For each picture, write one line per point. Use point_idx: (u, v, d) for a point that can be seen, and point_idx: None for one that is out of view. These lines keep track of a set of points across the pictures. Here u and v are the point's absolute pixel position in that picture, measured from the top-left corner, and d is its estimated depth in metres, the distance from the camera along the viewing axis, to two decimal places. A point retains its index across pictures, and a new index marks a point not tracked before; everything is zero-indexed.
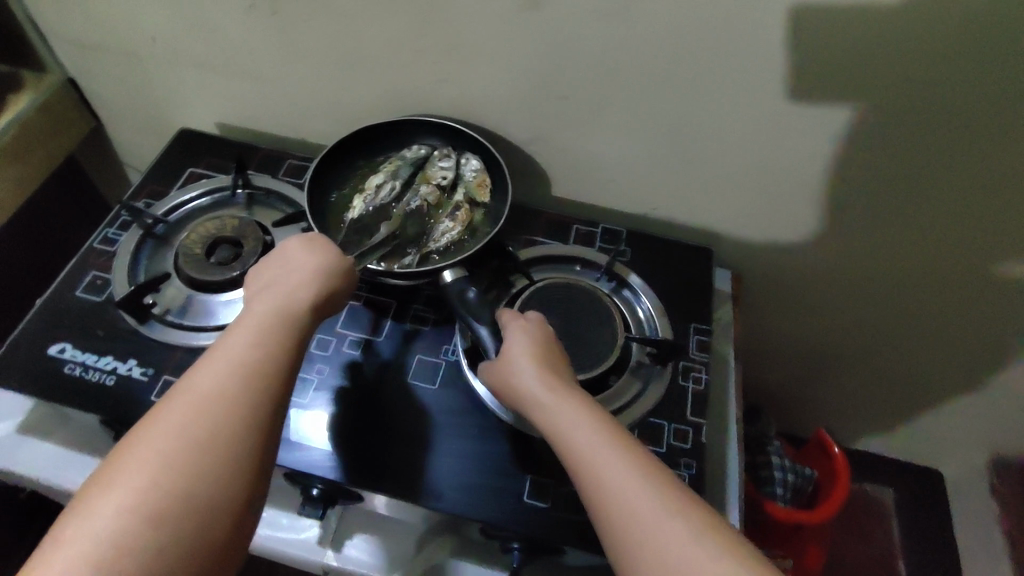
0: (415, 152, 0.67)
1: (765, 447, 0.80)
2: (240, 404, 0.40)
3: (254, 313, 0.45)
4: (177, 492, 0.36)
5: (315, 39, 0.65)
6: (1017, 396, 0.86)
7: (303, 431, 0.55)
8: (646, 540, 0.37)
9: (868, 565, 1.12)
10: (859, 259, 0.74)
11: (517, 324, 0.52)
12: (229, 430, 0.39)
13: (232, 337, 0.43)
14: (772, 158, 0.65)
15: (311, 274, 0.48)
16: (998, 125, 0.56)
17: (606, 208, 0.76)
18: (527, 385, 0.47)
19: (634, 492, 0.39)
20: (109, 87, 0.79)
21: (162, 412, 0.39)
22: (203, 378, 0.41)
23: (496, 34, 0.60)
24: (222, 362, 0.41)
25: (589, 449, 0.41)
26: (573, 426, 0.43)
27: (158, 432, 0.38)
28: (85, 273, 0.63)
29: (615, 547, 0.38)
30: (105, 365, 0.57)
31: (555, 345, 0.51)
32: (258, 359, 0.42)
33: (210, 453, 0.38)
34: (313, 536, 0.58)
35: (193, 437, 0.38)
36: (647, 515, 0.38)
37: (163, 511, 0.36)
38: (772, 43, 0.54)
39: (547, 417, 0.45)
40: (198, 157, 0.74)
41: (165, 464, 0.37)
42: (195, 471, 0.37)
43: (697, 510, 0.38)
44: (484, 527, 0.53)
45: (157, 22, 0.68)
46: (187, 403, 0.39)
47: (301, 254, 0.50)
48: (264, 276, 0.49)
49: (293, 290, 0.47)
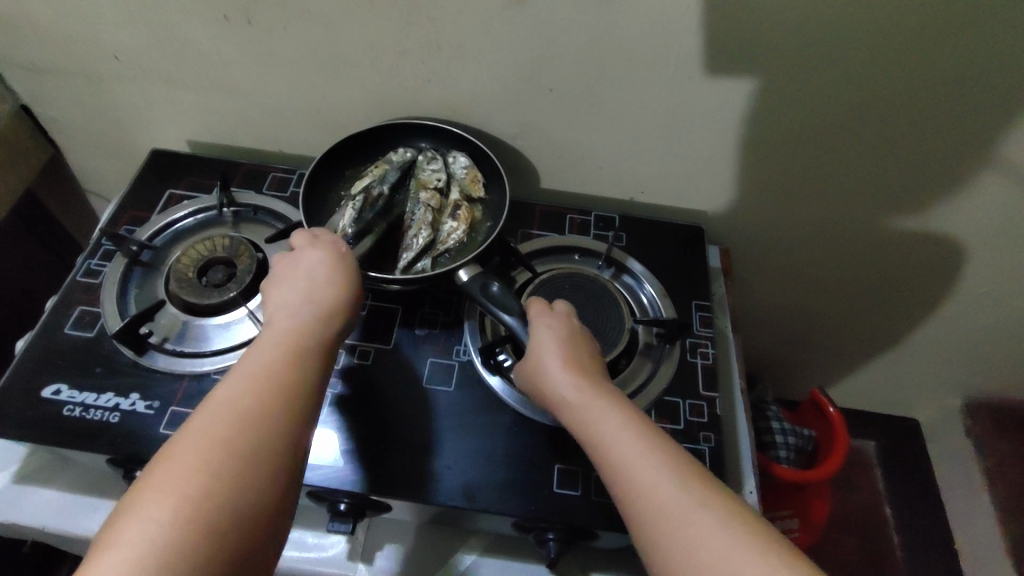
0: (401, 155, 0.67)
1: (765, 412, 0.82)
2: (276, 420, 0.40)
3: (282, 327, 0.46)
4: (220, 504, 0.36)
5: (294, 47, 0.63)
6: (984, 339, 0.92)
7: (325, 441, 0.54)
8: (681, 527, 0.38)
9: (858, 514, 1.19)
10: (836, 228, 0.78)
11: (545, 319, 0.53)
12: (266, 446, 0.39)
13: (262, 352, 0.44)
14: (755, 137, 0.66)
15: (335, 289, 0.49)
16: (968, 91, 0.58)
17: (594, 196, 0.77)
18: (559, 383, 0.48)
19: (668, 487, 0.40)
20: (69, 112, 0.75)
21: (193, 426, 0.39)
22: (238, 392, 0.41)
23: (480, 31, 0.59)
24: (251, 379, 0.42)
25: (622, 446, 0.42)
26: (607, 420, 0.44)
27: (195, 445, 0.38)
28: (72, 308, 0.61)
29: (652, 540, 0.39)
30: (107, 403, 0.55)
31: (582, 340, 0.52)
32: (292, 377, 0.42)
33: (253, 465, 0.38)
34: (341, 551, 0.56)
35: (234, 450, 0.38)
36: (680, 509, 0.39)
37: (202, 518, 0.35)
38: (754, 26, 0.55)
39: (579, 413, 0.46)
40: (176, 178, 0.71)
41: (208, 475, 0.37)
42: (237, 483, 0.37)
43: (728, 503, 0.39)
44: (516, 522, 0.53)
45: (122, 38, 0.65)
46: (224, 415, 0.39)
47: (319, 266, 0.51)
48: (277, 292, 0.49)
49: (317, 305, 0.48)
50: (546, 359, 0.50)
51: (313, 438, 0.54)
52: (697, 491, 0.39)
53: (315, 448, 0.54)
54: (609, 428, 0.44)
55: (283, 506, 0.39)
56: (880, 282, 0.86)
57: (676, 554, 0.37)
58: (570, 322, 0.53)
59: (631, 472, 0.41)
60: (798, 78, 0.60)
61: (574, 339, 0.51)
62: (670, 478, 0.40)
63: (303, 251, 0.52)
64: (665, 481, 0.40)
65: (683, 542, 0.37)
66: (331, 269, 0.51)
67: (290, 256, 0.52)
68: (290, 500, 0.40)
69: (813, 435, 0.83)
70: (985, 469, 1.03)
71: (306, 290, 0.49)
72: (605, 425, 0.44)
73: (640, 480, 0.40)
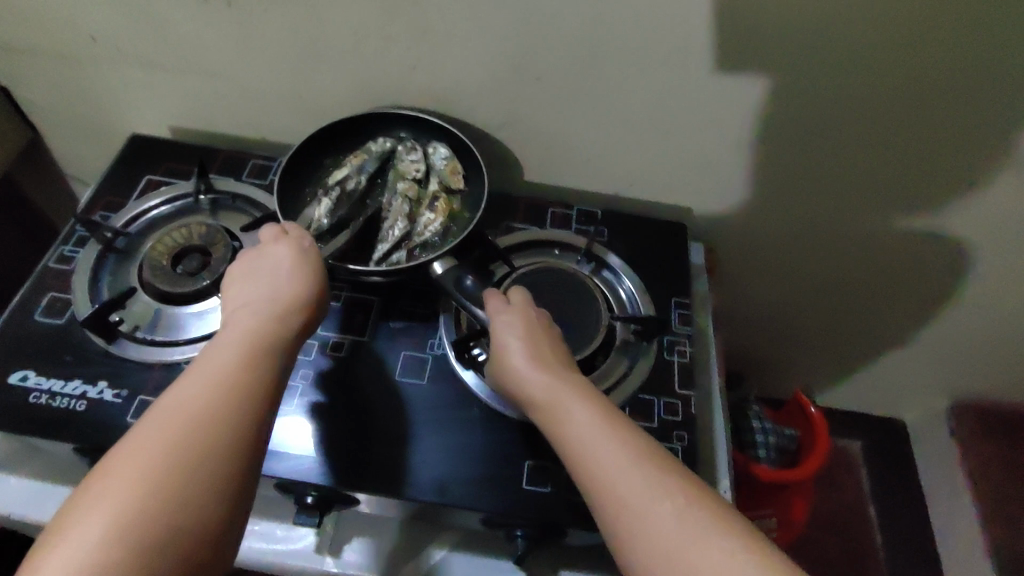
0: (381, 145, 0.66)
1: (747, 412, 0.82)
2: (225, 426, 0.40)
3: (240, 326, 0.45)
4: (165, 515, 0.36)
5: (275, 32, 0.62)
6: (971, 341, 0.91)
7: (300, 432, 0.54)
8: (638, 517, 0.40)
9: (839, 515, 1.16)
10: (822, 226, 0.77)
11: (505, 310, 0.52)
12: (214, 452, 0.39)
13: (218, 353, 0.43)
14: (740, 133, 0.65)
15: (297, 286, 0.49)
16: (955, 90, 0.57)
17: (578, 190, 0.76)
18: (520, 377, 0.48)
19: (626, 478, 0.41)
20: (47, 93, 0.74)
21: (141, 433, 0.39)
22: (188, 398, 0.41)
23: (462, 18, 0.58)
24: (202, 383, 0.41)
25: (582, 440, 0.43)
26: (568, 413, 0.45)
27: (140, 454, 0.38)
28: (42, 295, 0.60)
29: (612, 528, 0.41)
30: (75, 391, 0.54)
31: (544, 329, 0.52)
32: (245, 379, 0.42)
33: (202, 474, 0.38)
34: (309, 544, 0.56)
35: (180, 460, 0.38)
36: (638, 499, 0.40)
37: (144, 531, 0.35)
38: (739, 17, 0.54)
39: (542, 407, 0.47)
40: (154, 163, 0.70)
41: (152, 487, 0.37)
42: (181, 493, 0.37)
43: (685, 487, 0.41)
44: (483, 517, 0.53)
45: (101, 18, 0.64)
46: (173, 422, 0.39)
47: (283, 262, 0.50)
48: (238, 290, 0.49)
49: (279, 302, 0.47)
50: (507, 352, 0.50)
51: (291, 426, 0.54)
52: (655, 479, 0.41)
53: (291, 437, 0.54)
54: (570, 422, 0.45)
55: (237, 508, 0.39)
56: (867, 282, 0.85)
57: (639, 549, 0.39)
58: (531, 311, 0.53)
59: (594, 464, 0.42)
60: (786, 71, 0.59)
61: (535, 330, 0.51)
62: (628, 469, 0.41)
63: (268, 246, 0.51)
64: (623, 473, 0.41)
65: (644, 539, 0.39)
66: (294, 264, 0.50)
67: (254, 251, 0.51)
68: (244, 502, 0.40)
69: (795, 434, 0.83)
70: (969, 470, 1.03)
71: (268, 287, 0.48)
72: (570, 422, 0.45)
73: (600, 472, 0.42)
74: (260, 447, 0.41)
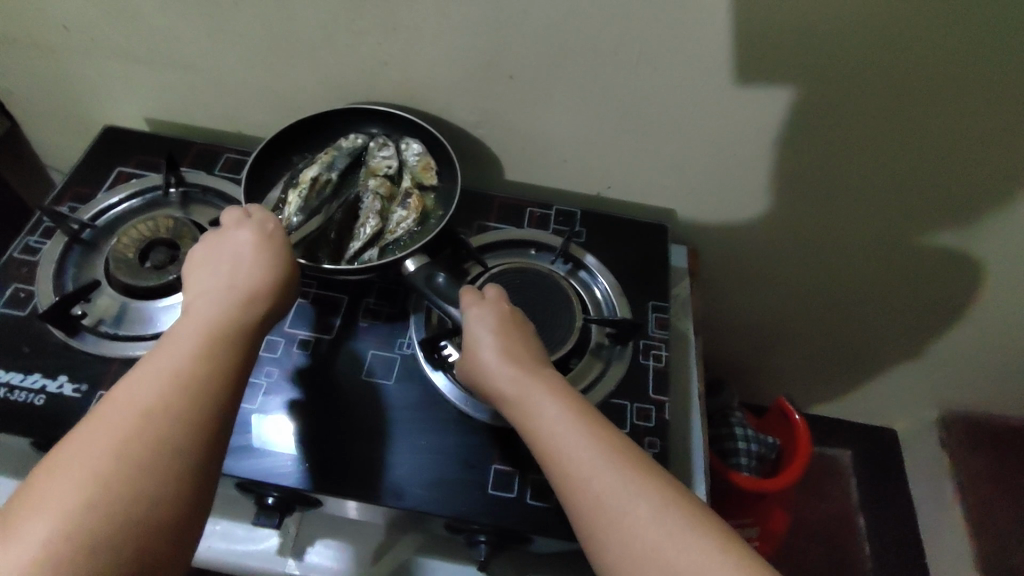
0: (351, 141, 0.64)
1: (729, 419, 0.81)
2: (182, 420, 0.38)
3: (199, 315, 0.44)
4: (118, 514, 0.35)
5: (246, 25, 0.61)
6: (961, 352, 0.89)
7: (283, 429, 0.53)
8: (612, 517, 0.38)
9: (825, 524, 1.14)
10: (809, 233, 0.75)
11: (476, 307, 0.51)
12: (171, 447, 0.37)
13: (175, 344, 0.42)
14: (720, 137, 0.64)
15: (261, 273, 0.48)
16: (939, 97, 0.56)
17: (559, 190, 0.75)
18: (493, 376, 0.47)
19: (599, 478, 0.40)
20: (22, 83, 0.73)
21: (95, 427, 0.38)
22: (143, 392, 0.39)
23: (434, 14, 0.57)
24: (160, 374, 0.40)
25: (554, 439, 0.42)
26: (539, 412, 0.44)
27: (95, 448, 0.37)
28: (5, 286, 0.59)
29: (586, 531, 0.39)
30: (33, 384, 0.53)
31: (517, 323, 0.51)
32: (202, 370, 0.41)
33: (158, 470, 0.37)
34: (272, 546, 0.55)
35: (133, 457, 0.37)
36: (611, 499, 0.39)
37: (99, 526, 0.34)
38: (715, 20, 0.53)
39: (514, 406, 0.45)
40: (126, 155, 0.69)
41: (103, 486, 0.35)
42: (139, 487, 0.36)
43: (659, 486, 0.40)
44: (447, 522, 0.51)
45: (71, 9, 0.63)
46: (126, 418, 0.38)
47: (247, 249, 0.49)
48: (197, 277, 0.47)
49: (241, 290, 0.46)
50: (479, 351, 0.48)
51: (280, 421, 0.53)
52: (629, 477, 0.40)
53: (287, 433, 0.53)
54: (542, 422, 0.43)
55: (198, 500, 0.38)
56: (855, 290, 0.83)
57: (610, 545, 0.38)
58: (503, 304, 0.52)
59: (566, 465, 0.41)
60: (768, 74, 0.57)
61: (506, 325, 0.50)
62: (600, 468, 0.40)
63: (231, 232, 0.50)
64: (595, 472, 0.40)
65: (616, 536, 0.38)
66: (258, 252, 0.49)
67: (216, 238, 0.50)
68: (206, 493, 0.39)
69: (777, 443, 0.81)
70: (959, 481, 1.02)
71: (230, 274, 0.47)
72: (542, 416, 0.43)
73: (572, 472, 0.40)
74: (223, 437, 0.40)
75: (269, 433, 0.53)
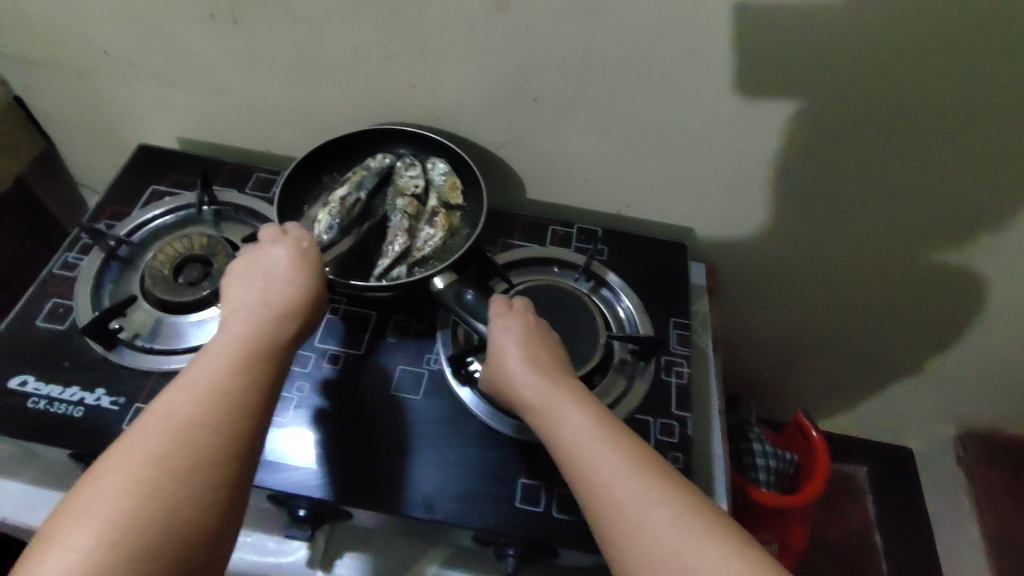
0: (379, 161, 0.66)
1: (747, 434, 0.81)
2: (218, 431, 0.40)
3: (234, 331, 0.45)
4: (157, 518, 0.36)
5: (279, 48, 0.63)
6: (978, 368, 0.90)
7: (301, 442, 0.54)
8: (633, 524, 0.39)
9: (845, 541, 1.15)
10: (827, 250, 0.76)
11: (502, 318, 0.52)
12: (207, 452, 0.39)
13: (210, 358, 0.43)
14: (739, 156, 0.65)
15: (292, 289, 0.48)
16: (955, 118, 0.57)
17: (579, 208, 0.77)
18: (518, 384, 0.48)
19: (620, 486, 0.40)
20: (60, 104, 0.76)
21: (135, 436, 0.39)
22: (180, 401, 0.41)
23: (462, 38, 0.59)
24: (195, 386, 0.41)
25: (577, 447, 0.43)
26: (562, 421, 0.45)
27: (134, 456, 0.38)
28: (45, 301, 0.61)
29: (607, 537, 0.40)
30: (72, 397, 0.55)
31: (541, 335, 0.52)
32: (237, 382, 0.42)
33: (195, 476, 0.38)
34: (301, 557, 0.56)
35: (172, 465, 0.38)
36: (631, 507, 0.40)
37: (139, 530, 0.35)
38: (735, 43, 0.55)
39: (538, 414, 0.46)
40: (160, 174, 0.71)
41: (143, 490, 0.37)
42: (176, 493, 0.37)
43: (680, 495, 0.40)
44: (476, 534, 0.52)
45: (111, 33, 0.65)
46: (164, 427, 0.40)
47: (280, 265, 0.50)
48: (231, 294, 0.49)
49: (274, 307, 0.47)
50: (504, 360, 0.50)
51: (306, 435, 0.55)
52: (650, 486, 0.40)
53: (300, 447, 0.54)
54: (566, 429, 0.44)
55: (232, 507, 0.39)
56: (872, 307, 0.84)
57: (630, 551, 0.39)
58: (530, 314, 0.53)
59: (587, 472, 0.42)
60: (785, 96, 0.58)
61: (533, 336, 0.51)
62: (621, 476, 0.41)
63: (264, 249, 0.51)
64: (616, 480, 0.41)
65: (638, 541, 0.38)
66: (292, 268, 0.50)
67: (251, 254, 0.51)
68: (239, 501, 0.40)
69: (795, 459, 0.82)
70: (975, 499, 1.01)
71: (264, 291, 0.48)
72: (563, 423, 0.45)
73: (593, 479, 0.41)
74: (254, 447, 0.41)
75: (287, 445, 0.54)
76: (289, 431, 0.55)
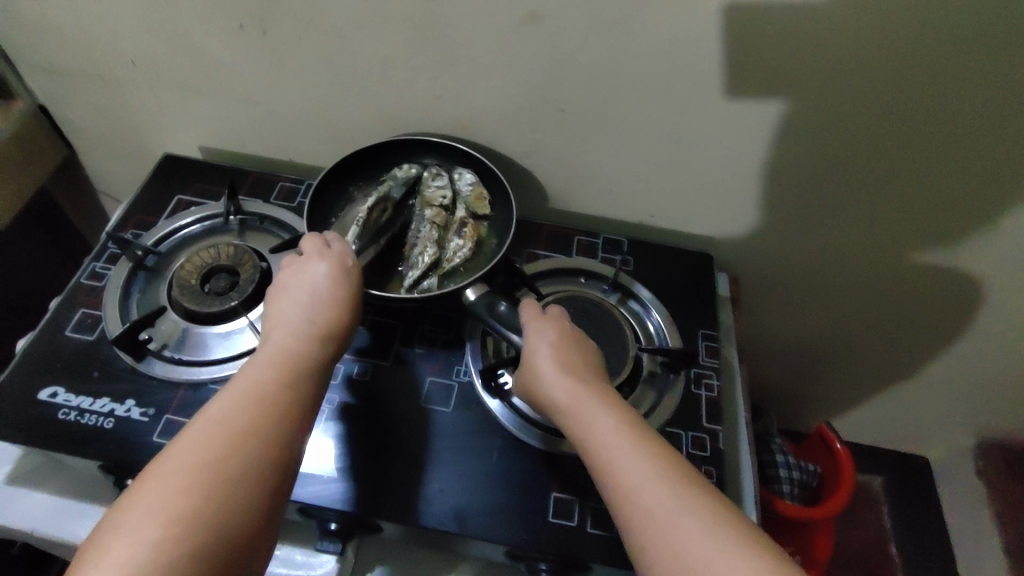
0: (406, 171, 0.67)
1: (770, 446, 0.81)
2: (263, 439, 0.40)
3: (277, 342, 0.46)
4: (204, 511, 0.36)
5: (307, 59, 0.63)
6: (1001, 379, 0.89)
7: (325, 453, 0.54)
8: (664, 531, 0.39)
9: (861, 551, 1.16)
10: (852, 261, 0.76)
11: (535, 324, 0.52)
12: (250, 454, 0.39)
13: (255, 366, 0.44)
14: (767, 167, 0.65)
15: (335, 305, 0.49)
16: (988, 133, 0.57)
17: (603, 218, 0.76)
18: (549, 388, 0.48)
19: (651, 492, 0.40)
20: (85, 113, 0.76)
21: (187, 436, 0.40)
22: (227, 404, 0.41)
23: (491, 49, 0.59)
24: (241, 390, 0.42)
25: (607, 452, 0.43)
26: (593, 425, 0.44)
27: (182, 455, 0.38)
28: (73, 311, 0.60)
29: (637, 543, 0.40)
30: (102, 408, 0.55)
31: (578, 344, 0.52)
32: (284, 390, 0.43)
33: (239, 475, 0.38)
34: (329, 571, 0.55)
35: (218, 462, 0.38)
36: (663, 514, 0.39)
37: (186, 521, 0.35)
38: (767, 56, 0.54)
39: (569, 418, 0.46)
40: (185, 183, 0.71)
41: (192, 484, 0.37)
42: (223, 489, 0.37)
43: (712, 504, 0.40)
44: (509, 550, 0.52)
45: (138, 43, 0.65)
46: (211, 427, 0.40)
47: (321, 280, 0.50)
48: (275, 308, 0.49)
49: (319, 322, 0.47)
50: (536, 364, 0.49)
51: (336, 448, 0.54)
52: (681, 494, 0.40)
53: (323, 457, 0.54)
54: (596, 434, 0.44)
55: (272, 509, 0.39)
56: (894, 318, 0.84)
57: (659, 559, 0.38)
58: (563, 319, 0.53)
59: (618, 477, 0.41)
60: (815, 108, 0.58)
61: (568, 343, 0.51)
62: (652, 483, 0.40)
63: (307, 262, 0.52)
64: (647, 486, 0.40)
65: (668, 548, 0.38)
66: (334, 284, 0.50)
67: (294, 267, 0.52)
68: (281, 502, 0.39)
69: (818, 471, 0.81)
70: (997, 512, 0.99)
71: (308, 305, 0.48)
72: (595, 427, 0.44)
73: (624, 483, 0.41)
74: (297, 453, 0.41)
75: (314, 459, 0.53)
76: (317, 444, 0.54)
